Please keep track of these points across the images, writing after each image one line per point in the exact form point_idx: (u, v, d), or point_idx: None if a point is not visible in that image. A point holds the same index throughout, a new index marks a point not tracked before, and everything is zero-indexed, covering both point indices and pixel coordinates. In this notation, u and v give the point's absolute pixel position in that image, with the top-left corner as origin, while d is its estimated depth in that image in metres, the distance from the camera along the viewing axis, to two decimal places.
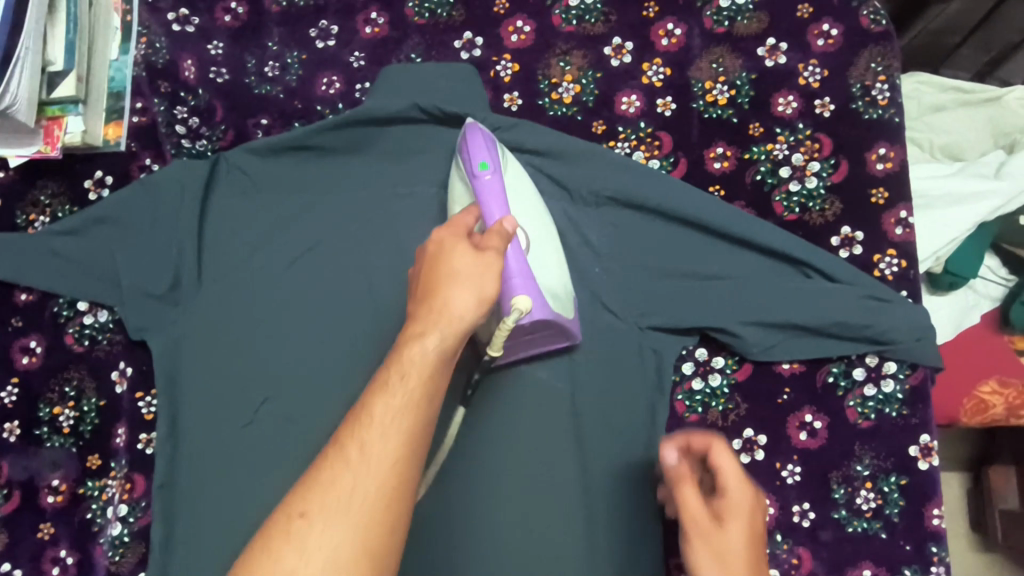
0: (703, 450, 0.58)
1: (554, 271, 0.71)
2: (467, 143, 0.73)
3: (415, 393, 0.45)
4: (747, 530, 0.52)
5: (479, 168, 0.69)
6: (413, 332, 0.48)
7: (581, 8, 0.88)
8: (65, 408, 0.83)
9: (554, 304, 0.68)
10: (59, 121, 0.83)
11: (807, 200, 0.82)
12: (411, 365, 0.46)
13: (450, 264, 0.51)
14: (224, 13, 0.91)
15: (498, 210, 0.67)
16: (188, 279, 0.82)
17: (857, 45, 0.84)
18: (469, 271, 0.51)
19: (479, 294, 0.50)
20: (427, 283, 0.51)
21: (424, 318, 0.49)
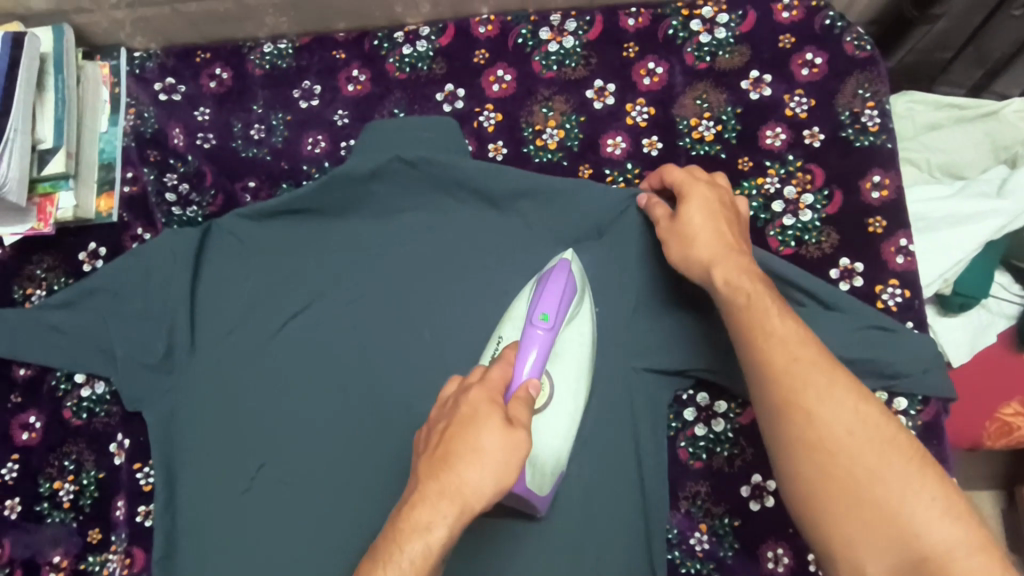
0: (665, 183, 0.74)
1: (553, 442, 0.68)
2: (551, 279, 0.70)
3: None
4: (704, 262, 0.64)
5: (539, 320, 0.66)
6: (419, 516, 0.46)
7: (560, 53, 0.88)
8: (65, 483, 0.83)
9: (531, 478, 0.66)
10: (51, 198, 0.85)
11: (801, 233, 0.80)
12: (408, 562, 0.45)
13: (473, 441, 0.48)
14: (209, 79, 0.92)
15: (536, 364, 0.63)
16: (180, 348, 0.81)
17: (843, 73, 0.83)
18: (492, 458, 0.48)
19: (495, 489, 0.48)
20: (443, 457, 0.48)
21: (432, 504, 0.46)
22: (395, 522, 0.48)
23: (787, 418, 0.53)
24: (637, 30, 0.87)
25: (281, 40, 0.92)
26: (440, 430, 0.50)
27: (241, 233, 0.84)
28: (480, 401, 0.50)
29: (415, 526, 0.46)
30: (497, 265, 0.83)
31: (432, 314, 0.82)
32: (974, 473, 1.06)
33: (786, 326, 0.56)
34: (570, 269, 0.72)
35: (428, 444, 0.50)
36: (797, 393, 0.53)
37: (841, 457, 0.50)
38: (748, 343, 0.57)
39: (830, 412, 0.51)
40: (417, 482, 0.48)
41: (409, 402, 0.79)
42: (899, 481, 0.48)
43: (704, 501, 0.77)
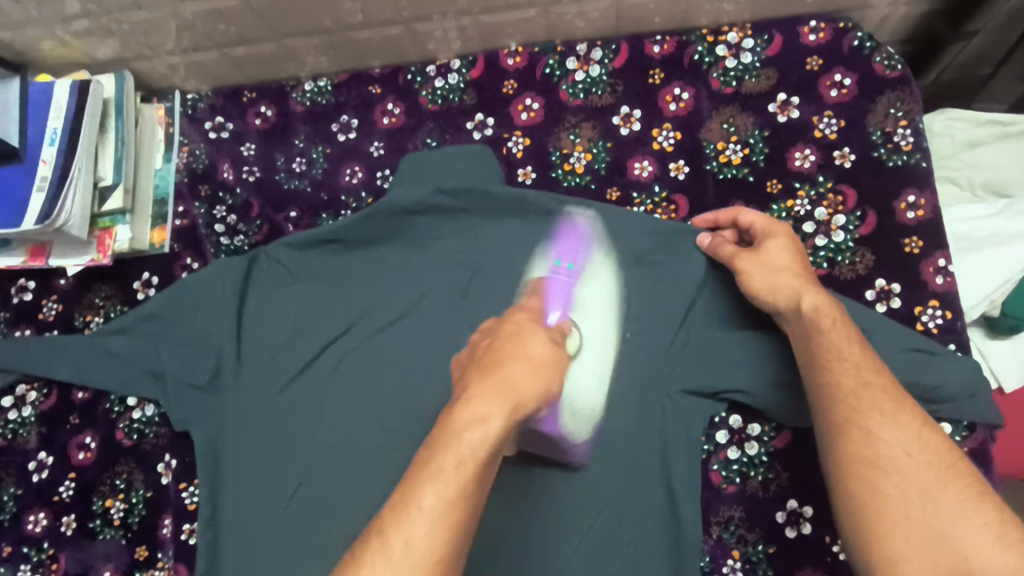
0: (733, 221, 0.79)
1: (590, 387, 0.73)
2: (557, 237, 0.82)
3: (461, 473, 0.51)
4: (792, 289, 0.67)
5: (558, 267, 0.79)
6: (475, 404, 0.53)
7: (587, 81, 0.90)
8: (116, 501, 0.86)
9: (568, 420, 0.72)
10: (110, 231, 0.91)
11: (834, 254, 0.79)
12: (468, 450, 0.51)
13: (524, 347, 0.58)
14: (255, 117, 0.98)
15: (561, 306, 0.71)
16: (227, 371, 0.85)
17: (873, 94, 0.83)
18: (540, 363, 0.58)
19: (542, 382, 0.57)
20: (498, 360, 0.57)
21: (488, 395, 0.54)
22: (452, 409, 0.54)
23: (847, 435, 0.60)
24: (663, 56, 0.88)
25: (321, 78, 0.97)
26: (487, 350, 0.59)
27: (289, 261, 0.89)
28: (515, 325, 0.61)
29: (471, 417, 0.52)
30: None
31: (464, 337, 0.84)
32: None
33: (860, 354, 0.63)
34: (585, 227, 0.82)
35: (478, 359, 0.58)
36: (860, 414, 0.60)
37: (894, 472, 0.58)
38: (824, 368, 0.63)
39: (887, 433, 0.59)
40: (471, 382, 0.55)
41: (443, 423, 0.81)
42: (952, 505, 0.55)
43: (737, 526, 0.75)
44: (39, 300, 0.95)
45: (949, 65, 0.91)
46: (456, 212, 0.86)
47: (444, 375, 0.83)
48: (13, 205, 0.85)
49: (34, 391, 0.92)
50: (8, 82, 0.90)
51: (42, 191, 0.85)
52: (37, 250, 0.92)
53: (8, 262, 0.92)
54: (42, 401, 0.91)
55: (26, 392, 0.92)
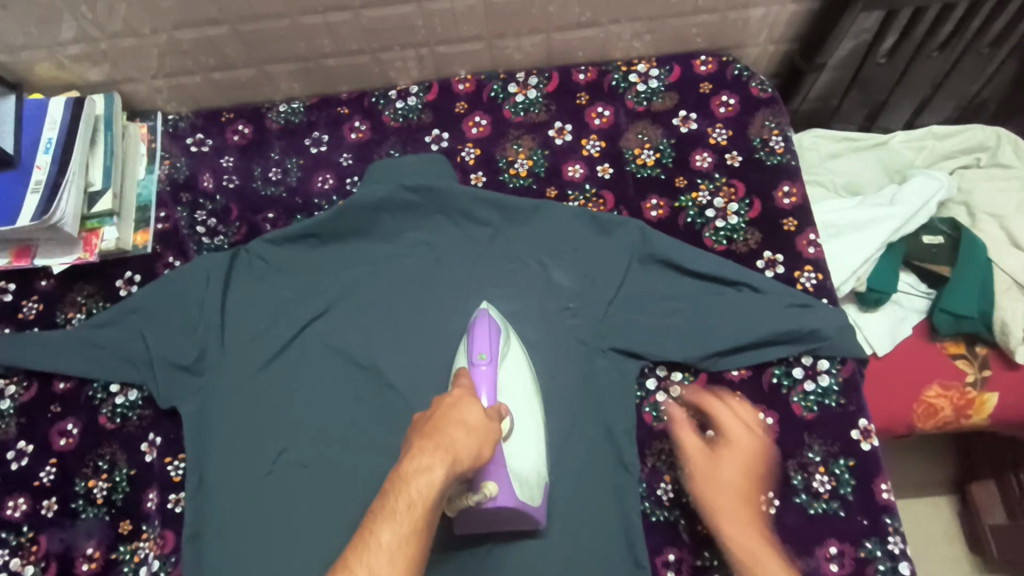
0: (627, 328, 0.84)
1: (527, 456, 0.79)
2: (472, 327, 0.85)
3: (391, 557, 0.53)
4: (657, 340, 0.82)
5: (478, 359, 0.80)
6: (416, 480, 0.57)
7: (525, 102, 1.07)
8: (99, 480, 0.92)
9: (520, 490, 0.77)
10: (96, 232, 0.99)
11: (731, 233, 0.97)
12: (415, 496, 0.56)
13: (463, 414, 0.64)
14: (233, 134, 1.09)
15: (487, 397, 0.77)
16: (211, 351, 0.94)
17: (751, 110, 1.04)
18: (477, 426, 0.64)
19: (477, 442, 0.62)
20: (439, 424, 0.62)
21: (432, 450, 0.59)
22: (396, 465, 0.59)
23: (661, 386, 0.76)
24: (587, 83, 1.07)
25: (294, 101, 1.10)
26: (426, 417, 0.64)
27: (268, 256, 0.99)
28: (458, 394, 0.67)
29: (419, 466, 0.57)
30: (483, 272, 0.98)
31: (429, 315, 0.96)
32: (925, 481, 1.26)
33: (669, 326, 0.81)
34: (487, 316, 0.86)
35: (425, 422, 0.64)
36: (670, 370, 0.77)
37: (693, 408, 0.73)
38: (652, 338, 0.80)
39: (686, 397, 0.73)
40: (413, 444, 0.60)
41: (411, 389, 0.92)
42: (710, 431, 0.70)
43: (668, 456, 0.88)
44: (20, 299, 1.00)
45: (808, 95, 1.14)
46: (419, 208, 0.99)
47: (413, 348, 0.95)
48: (7, 207, 0.92)
49: (14, 385, 0.96)
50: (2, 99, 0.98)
51: (36, 193, 0.92)
52: (22, 252, 0.98)
53: None
54: (22, 393, 0.96)
55: (6, 386, 0.96)
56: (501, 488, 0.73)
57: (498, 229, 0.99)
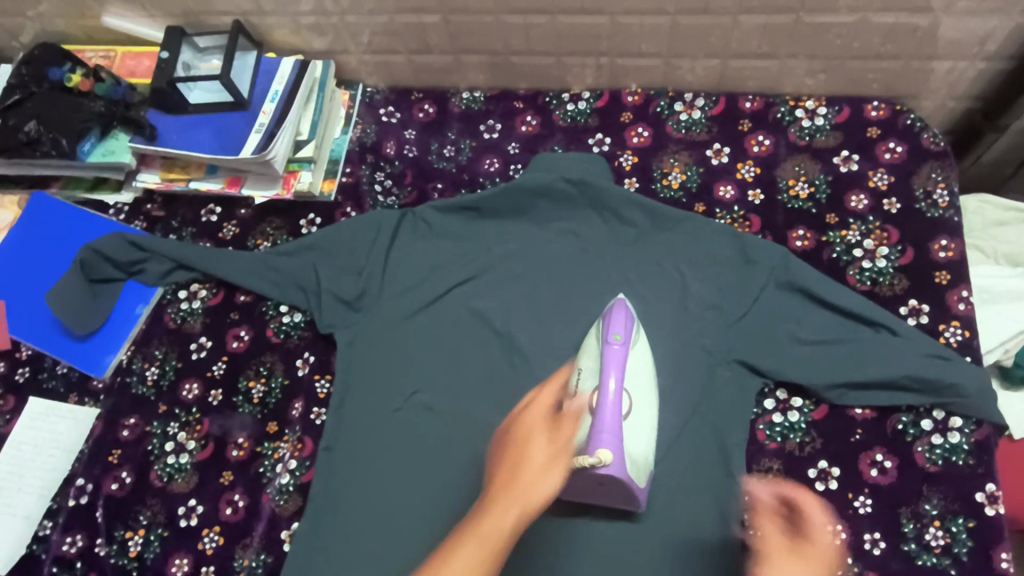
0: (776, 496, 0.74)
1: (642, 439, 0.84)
2: (610, 313, 0.90)
3: (505, 531, 0.63)
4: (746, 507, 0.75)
5: (612, 338, 0.86)
6: (541, 479, 0.67)
7: (688, 121, 1.13)
8: (258, 383, 1.05)
9: (631, 467, 0.81)
10: (295, 174, 1.15)
11: (876, 276, 0.97)
12: (535, 489, 0.66)
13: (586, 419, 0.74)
14: (419, 111, 1.22)
15: (615, 376, 0.83)
16: (372, 292, 1.07)
17: (919, 161, 1.03)
18: None
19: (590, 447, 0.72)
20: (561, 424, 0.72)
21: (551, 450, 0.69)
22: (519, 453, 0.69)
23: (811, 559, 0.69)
24: (752, 111, 1.11)
25: (476, 91, 1.22)
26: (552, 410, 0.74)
27: (432, 221, 1.11)
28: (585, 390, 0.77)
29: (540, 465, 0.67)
30: (622, 269, 1.04)
31: (565, 298, 1.04)
32: None
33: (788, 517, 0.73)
34: (623, 307, 0.91)
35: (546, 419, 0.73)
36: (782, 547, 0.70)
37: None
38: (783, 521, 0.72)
39: None
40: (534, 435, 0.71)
41: (537, 359, 1.00)
42: None
43: (775, 475, 0.88)
44: (223, 222, 1.18)
45: (981, 157, 1.11)
46: (574, 200, 1.07)
47: (546, 325, 1.02)
48: (233, 141, 1.10)
49: (205, 290, 1.13)
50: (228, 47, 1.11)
51: (258, 132, 1.09)
52: (234, 180, 1.15)
53: (210, 186, 1.16)
54: (210, 298, 1.12)
55: (198, 290, 1.13)
56: (614, 458, 0.79)
57: (642, 232, 1.05)
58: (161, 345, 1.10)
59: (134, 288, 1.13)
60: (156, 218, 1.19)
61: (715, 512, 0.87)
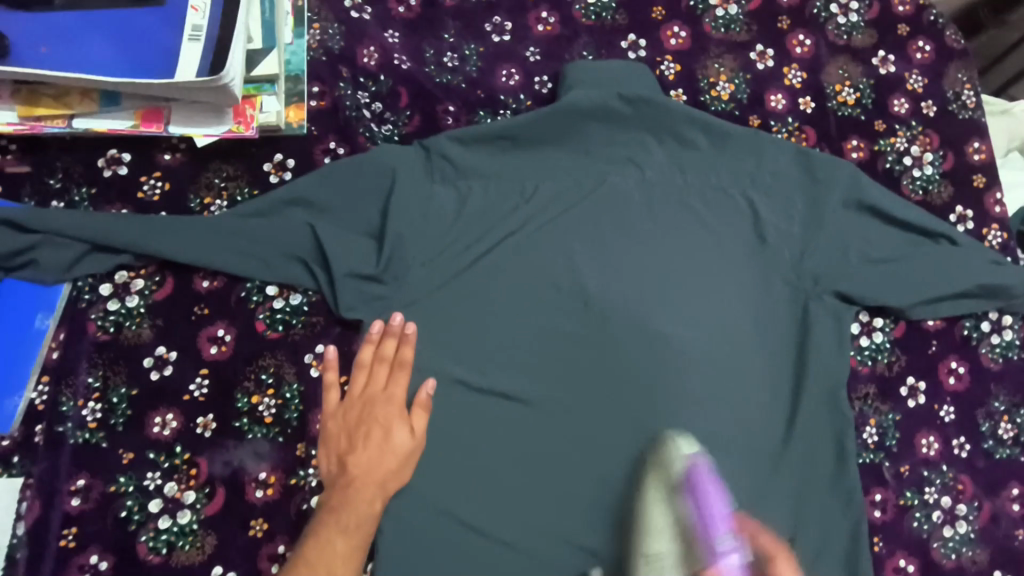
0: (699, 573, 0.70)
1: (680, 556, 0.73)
2: (694, 488, 0.75)
3: (381, 481, 0.71)
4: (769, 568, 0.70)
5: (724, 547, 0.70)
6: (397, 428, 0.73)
7: (726, 18, 0.99)
8: (265, 396, 0.77)
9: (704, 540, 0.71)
10: (252, 100, 0.79)
11: (927, 184, 0.98)
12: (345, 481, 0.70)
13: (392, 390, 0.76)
14: (399, 4, 0.92)
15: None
16: (399, 258, 0.81)
17: (946, 60, 1.03)
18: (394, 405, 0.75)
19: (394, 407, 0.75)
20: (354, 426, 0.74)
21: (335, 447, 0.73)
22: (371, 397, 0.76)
23: None
24: (790, 7, 1.01)
25: None
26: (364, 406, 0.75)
27: (456, 157, 0.85)
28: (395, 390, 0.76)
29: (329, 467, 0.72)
30: (691, 200, 0.91)
31: (635, 239, 0.88)
32: None
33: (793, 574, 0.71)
34: (698, 462, 0.77)
35: (363, 365, 0.77)
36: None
37: None
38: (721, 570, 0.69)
39: None
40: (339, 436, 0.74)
41: (622, 316, 0.85)
42: None
43: (873, 401, 0.90)
44: (139, 175, 0.80)
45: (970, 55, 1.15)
46: (629, 120, 0.89)
47: (621, 274, 0.87)
48: (156, 55, 0.72)
49: (141, 279, 0.78)
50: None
51: (196, 41, 0.72)
52: (150, 114, 0.76)
53: (110, 125, 0.76)
54: (155, 289, 0.78)
55: (131, 280, 0.78)
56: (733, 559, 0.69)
57: (700, 149, 0.91)
58: (94, 369, 0.75)
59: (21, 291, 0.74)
60: (19, 178, 0.78)
61: (832, 445, 0.86)
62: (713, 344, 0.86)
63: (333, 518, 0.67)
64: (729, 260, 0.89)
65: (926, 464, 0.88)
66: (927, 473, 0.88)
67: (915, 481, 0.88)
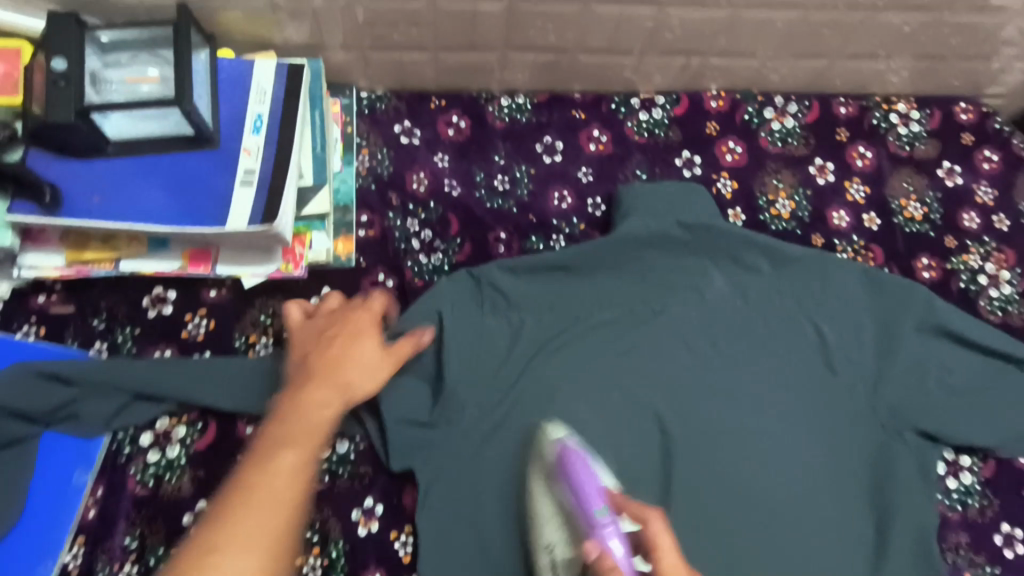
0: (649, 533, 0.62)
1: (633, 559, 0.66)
2: (567, 471, 0.70)
3: (319, 453, 0.56)
4: None
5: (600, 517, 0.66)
6: (330, 390, 0.61)
7: (782, 131, 0.96)
8: (311, 556, 0.75)
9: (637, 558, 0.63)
10: (303, 238, 0.78)
11: (1006, 305, 0.92)
12: (274, 485, 0.51)
13: (364, 326, 0.68)
14: (447, 126, 0.89)
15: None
16: (451, 402, 0.76)
17: (1016, 169, 0.98)
18: (370, 347, 0.67)
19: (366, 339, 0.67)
20: (333, 364, 0.63)
21: (320, 390, 0.61)
22: (338, 354, 0.65)
23: None
24: (848, 118, 0.98)
25: (518, 95, 0.92)
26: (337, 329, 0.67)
27: (508, 289, 0.81)
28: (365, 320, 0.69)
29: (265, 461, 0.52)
30: (756, 327, 0.85)
31: (700, 372, 0.83)
32: None
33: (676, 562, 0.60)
34: (573, 448, 0.72)
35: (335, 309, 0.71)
36: None
37: None
38: None
39: None
40: (309, 377, 0.62)
41: (688, 459, 0.79)
42: None
43: (966, 551, 0.84)
44: (184, 313, 0.77)
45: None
46: (688, 249, 0.86)
47: (685, 411, 0.81)
48: (207, 201, 0.70)
49: (184, 426, 0.75)
50: (169, 45, 0.69)
51: (247, 186, 0.71)
52: (198, 254, 0.75)
53: (158, 267, 0.74)
54: (197, 438, 0.74)
55: (172, 427, 0.74)
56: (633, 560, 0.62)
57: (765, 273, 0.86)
58: (131, 528, 0.71)
59: (64, 444, 0.72)
60: (61, 318, 0.76)
61: None
62: (789, 488, 0.79)
63: (225, 509, 0.49)
64: (801, 392, 0.83)
65: None
66: None
67: None
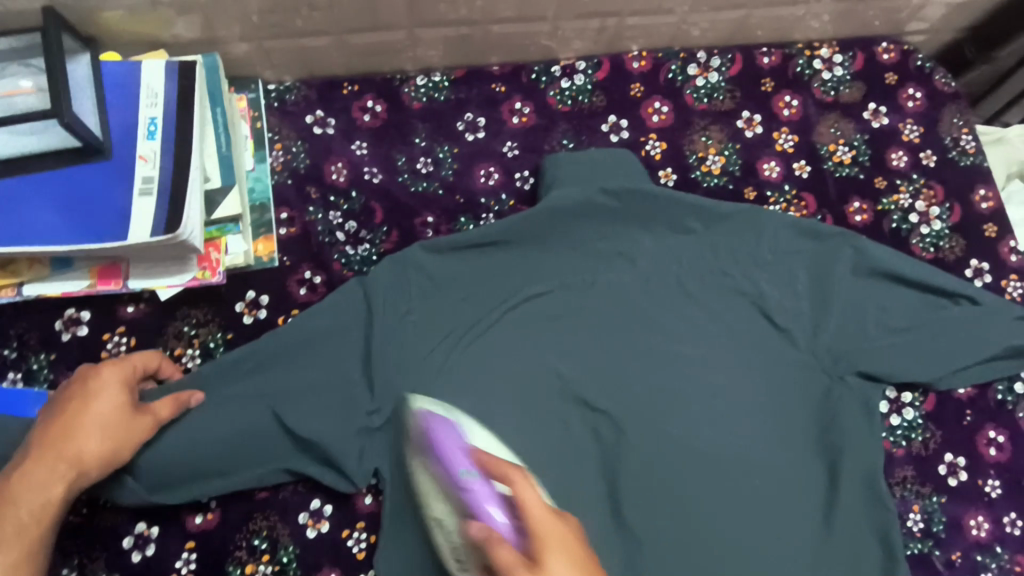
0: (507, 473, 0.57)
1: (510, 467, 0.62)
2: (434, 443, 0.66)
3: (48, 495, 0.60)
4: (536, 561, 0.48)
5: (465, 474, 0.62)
6: (87, 439, 0.63)
7: (707, 87, 0.95)
8: (260, 565, 0.73)
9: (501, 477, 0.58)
10: (217, 243, 0.75)
11: (937, 240, 0.93)
12: (24, 518, 0.59)
13: (97, 377, 0.66)
14: (363, 112, 0.86)
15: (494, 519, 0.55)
16: (388, 395, 0.75)
17: (939, 105, 0.98)
18: (118, 376, 0.67)
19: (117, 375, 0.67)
20: (72, 416, 0.63)
21: (48, 442, 0.62)
22: (76, 409, 0.63)
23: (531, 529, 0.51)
24: (772, 67, 0.97)
25: (434, 72, 0.89)
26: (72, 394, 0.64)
27: (433, 269, 0.79)
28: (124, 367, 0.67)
29: (20, 495, 0.59)
30: (693, 287, 0.85)
31: (641, 338, 0.82)
32: None
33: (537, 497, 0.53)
34: (437, 417, 0.69)
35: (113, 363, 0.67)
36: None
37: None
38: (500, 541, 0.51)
39: None
40: (54, 424, 0.63)
41: (635, 427, 0.79)
42: None
43: (912, 484, 0.86)
44: (102, 334, 0.74)
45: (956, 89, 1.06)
46: (619, 216, 0.84)
47: (628, 378, 0.81)
48: (105, 215, 0.67)
49: None
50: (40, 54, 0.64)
51: (147, 195, 0.67)
52: (107, 270, 0.72)
53: (65, 288, 0.71)
54: None
55: None
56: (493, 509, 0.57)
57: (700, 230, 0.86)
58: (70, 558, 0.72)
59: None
60: None
61: (874, 536, 0.80)
62: (736, 443, 0.80)
63: None
64: (742, 347, 0.84)
65: (978, 548, 0.84)
66: (981, 557, 0.84)
67: (970, 568, 0.83)
